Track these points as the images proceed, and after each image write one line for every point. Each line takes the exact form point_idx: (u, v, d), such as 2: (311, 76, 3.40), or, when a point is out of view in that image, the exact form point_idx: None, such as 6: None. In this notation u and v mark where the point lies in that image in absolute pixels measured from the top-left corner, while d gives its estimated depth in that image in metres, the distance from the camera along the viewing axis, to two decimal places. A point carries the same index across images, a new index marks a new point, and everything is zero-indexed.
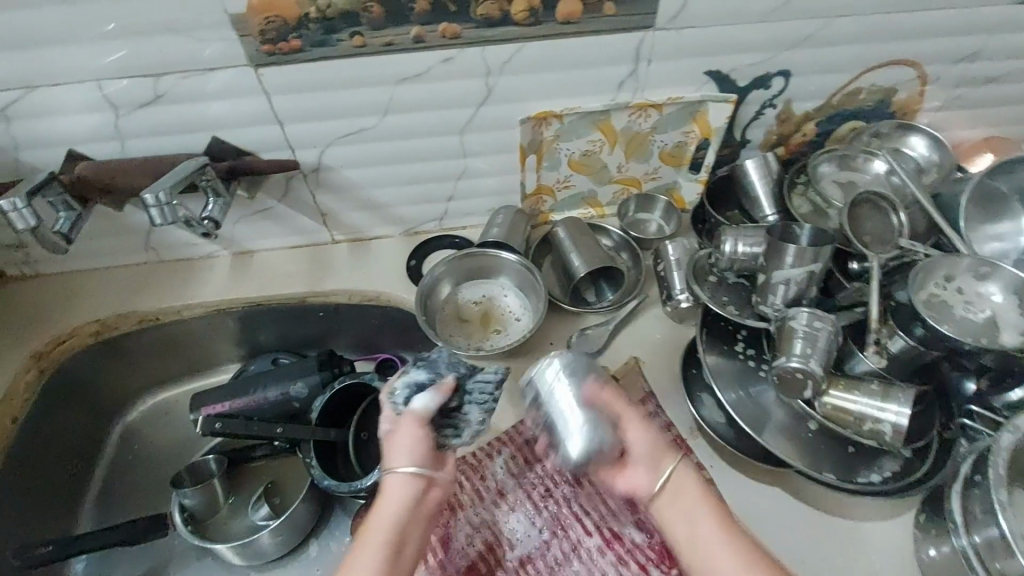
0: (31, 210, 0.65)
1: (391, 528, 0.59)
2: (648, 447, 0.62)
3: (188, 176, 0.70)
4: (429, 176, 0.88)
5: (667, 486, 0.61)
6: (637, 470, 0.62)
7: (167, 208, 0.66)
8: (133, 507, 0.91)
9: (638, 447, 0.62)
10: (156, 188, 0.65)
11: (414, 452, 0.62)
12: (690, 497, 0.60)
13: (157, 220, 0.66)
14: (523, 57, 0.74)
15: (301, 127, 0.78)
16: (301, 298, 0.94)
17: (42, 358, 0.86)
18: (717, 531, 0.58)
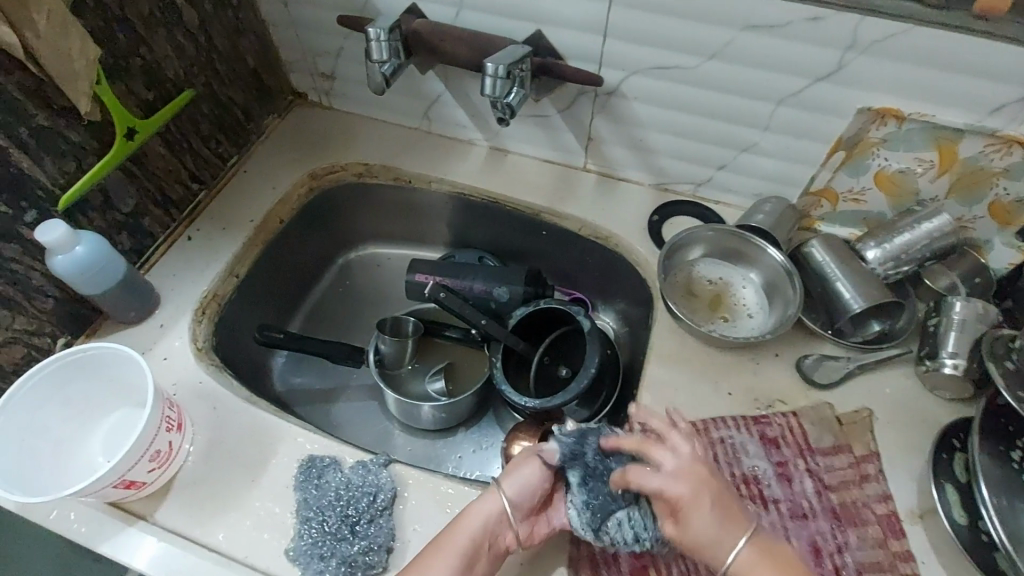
0: (387, 44, 0.74)
1: (472, 547, 0.57)
2: (687, 489, 0.56)
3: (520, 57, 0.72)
4: (714, 138, 0.82)
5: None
6: (693, 510, 0.55)
7: (500, 82, 0.71)
8: (335, 331, 1.03)
9: (692, 524, 0.55)
10: (501, 60, 0.70)
11: (519, 487, 0.61)
12: None
13: (488, 89, 0.71)
14: (903, 40, 0.64)
15: (622, 46, 0.75)
16: (535, 210, 0.95)
17: (315, 179, 0.97)
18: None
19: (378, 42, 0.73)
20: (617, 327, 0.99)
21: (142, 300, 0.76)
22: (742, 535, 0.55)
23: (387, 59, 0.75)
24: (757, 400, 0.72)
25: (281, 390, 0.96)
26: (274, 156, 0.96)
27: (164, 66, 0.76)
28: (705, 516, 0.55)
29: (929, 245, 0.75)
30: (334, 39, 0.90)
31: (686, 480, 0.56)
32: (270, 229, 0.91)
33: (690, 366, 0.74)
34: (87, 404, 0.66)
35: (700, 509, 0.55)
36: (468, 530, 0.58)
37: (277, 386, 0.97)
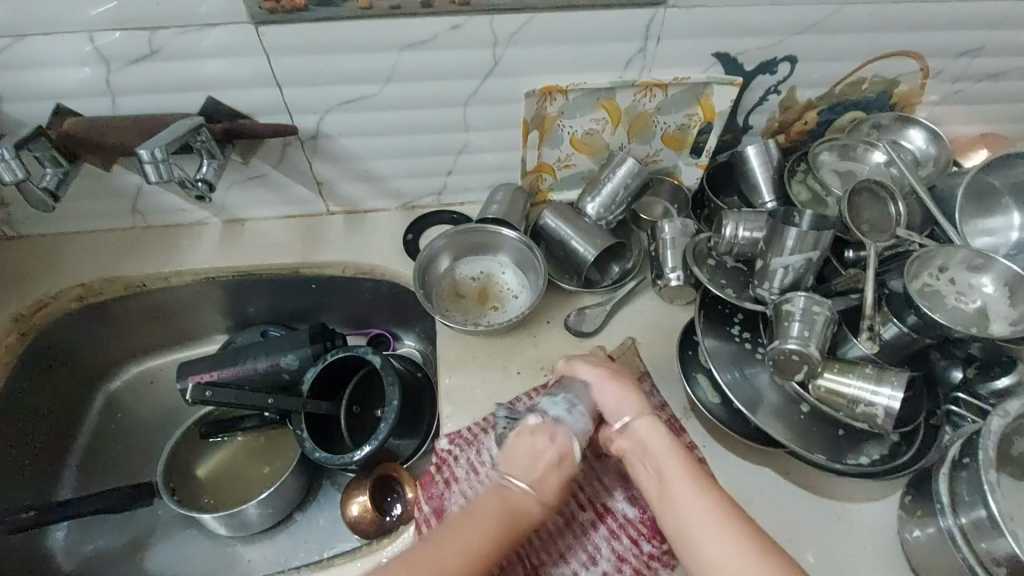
0: (17, 161, 0.64)
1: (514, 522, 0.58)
2: (614, 397, 0.66)
3: (182, 136, 0.67)
4: (428, 150, 0.87)
5: (636, 440, 0.63)
6: (650, 428, 0.63)
7: (162, 166, 0.64)
8: (123, 473, 0.91)
9: (605, 397, 0.66)
10: (161, 144, 0.64)
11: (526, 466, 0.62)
12: (659, 451, 0.62)
13: (149, 176, 0.64)
14: (533, 29, 0.72)
15: (300, 91, 0.75)
16: (293, 268, 0.92)
17: (23, 321, 0.84)
18: (681, 473, 0.59)
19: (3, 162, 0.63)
20: (422, 347, 1.00)
21: None
22: (641, 414, 0.65)
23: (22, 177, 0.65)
24: (543, 368, 0.79)
25: (70, 564, 0.84)
26: None
27: None
28: (663, 447, 0.62)
29: (627, 188, 0.86)
30: None
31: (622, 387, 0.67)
32: None
33: (478, 362, 0.78)
34: None
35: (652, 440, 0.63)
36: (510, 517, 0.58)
37: (67, 561, 0.84)
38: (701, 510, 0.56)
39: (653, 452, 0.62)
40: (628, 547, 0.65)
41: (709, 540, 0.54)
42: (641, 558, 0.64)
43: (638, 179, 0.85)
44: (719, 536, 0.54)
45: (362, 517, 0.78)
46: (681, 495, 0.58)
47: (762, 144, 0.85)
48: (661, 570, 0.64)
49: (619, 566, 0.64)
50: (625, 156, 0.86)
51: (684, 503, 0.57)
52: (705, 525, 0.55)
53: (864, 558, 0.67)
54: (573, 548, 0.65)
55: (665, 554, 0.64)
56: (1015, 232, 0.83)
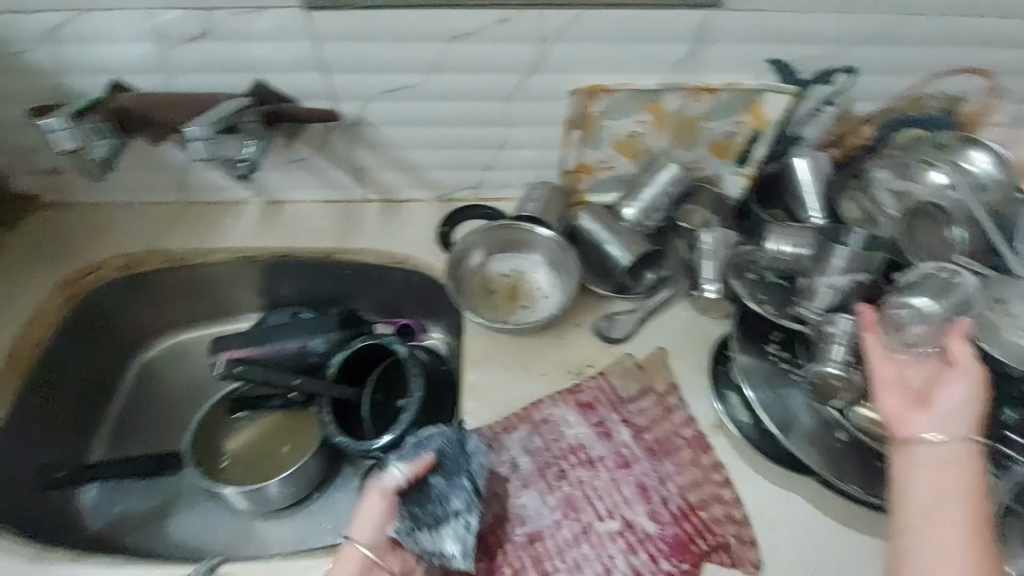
0: (78, 130, 0.68)
1: None
2: (957, 398, 0.59)
3: (226, 115, 0.69)
4: (468, 143, 0.86)
5: (941, 448, 0.57)
6: (962, 447, 0.57)
7: (200, 145, 0.66)
8: (152, 440, 0.93)
9: (955, 404, 0.59)
10: (202, 124, 0.66)
11: (374, 528, 0.62)
12: (954, 480, 0.56)
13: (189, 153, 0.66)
14: (581, 25, 0.72)
15: (346, 77, 0.76)
16: (328, 253, 0.92)
17: (70, 286, 0.87)
18: (970, 499, 0.55)
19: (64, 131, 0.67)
20: (447, 341, 1.00)
21: None
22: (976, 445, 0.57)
23: (80, 146, 0.69)
24: (568, 371, 0.77)
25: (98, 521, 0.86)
26: (17, 275, 0.86)
27: None
28: (951, 475, 0.56)
29: (670, 193, 0.85)
30: None
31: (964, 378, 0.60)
32: (27, 361, 0.82)
33: (502, 361, 0.78)
34: None
35: (958, 458, 0.57)
36: None
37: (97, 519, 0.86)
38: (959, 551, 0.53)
39: (961, 474, 0.56)
40: (646, 562, 0.63)
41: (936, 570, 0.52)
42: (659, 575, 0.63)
43: (683, 185, 0.85)
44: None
45: None
46: (944, 531, 0.54)
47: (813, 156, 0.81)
48: None
49: None
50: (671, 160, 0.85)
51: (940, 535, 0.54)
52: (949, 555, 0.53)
53: None
54: (588, 558, 0.64)
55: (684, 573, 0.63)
56: None
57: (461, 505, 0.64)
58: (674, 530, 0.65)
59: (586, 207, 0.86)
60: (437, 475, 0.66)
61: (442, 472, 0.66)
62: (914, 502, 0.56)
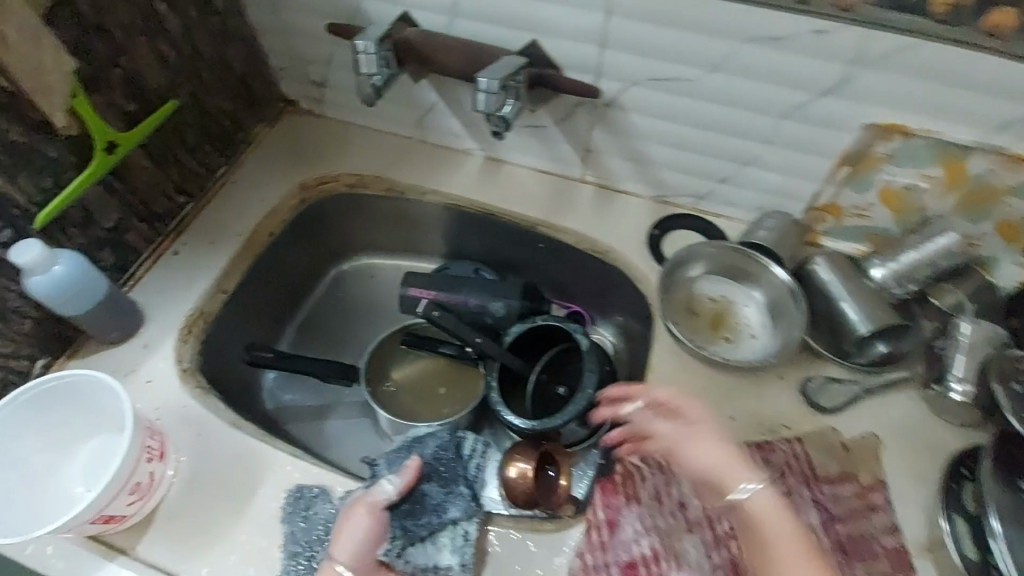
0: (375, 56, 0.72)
1: None
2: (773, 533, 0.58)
3: (511, 70, 0.70)
4: (714, 151, 0.80)
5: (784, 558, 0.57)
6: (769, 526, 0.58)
7: (490, 98, 0.67)
8: (329, 347, 1.01)
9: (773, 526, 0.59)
10: (497, 77, 0.67)
11: (353, 542, 0.61)
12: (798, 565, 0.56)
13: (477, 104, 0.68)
14: (911, 57, 0.62)
15: (622, 56, 0.72)
16: (532, 224, 0.91)
17: (306, 190, 0.94)
18: None
19: (366, 54, 0.71)
20: (615, 342, 0.96)
21: (126, 320, 0.73)
22: None
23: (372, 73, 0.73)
24: (759, 424, 0.70)
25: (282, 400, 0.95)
26: (262, 168, 0.93)
27: (147, 77, 0.74)
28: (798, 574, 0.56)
29: (935, 266, 0.72)
30: (326, 48, 0.87)
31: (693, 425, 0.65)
32: (261, 243, 0.88)
33: (691, 389, 0.72)
34: (69, 432, 0.64)
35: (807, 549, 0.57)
36: None
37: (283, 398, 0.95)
38: None
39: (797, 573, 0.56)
40: None
41: None
42: None
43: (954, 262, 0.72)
44: None
45: None
46: None
47: None
48: None
49: None
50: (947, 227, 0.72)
51: None
52: None
53: None
54: None
55: None
56: None
57: (455, 514, 0.66)
58: None
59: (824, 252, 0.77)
60: (424, 483, 0.68)
61: (437, 481, 0.69)
62: None
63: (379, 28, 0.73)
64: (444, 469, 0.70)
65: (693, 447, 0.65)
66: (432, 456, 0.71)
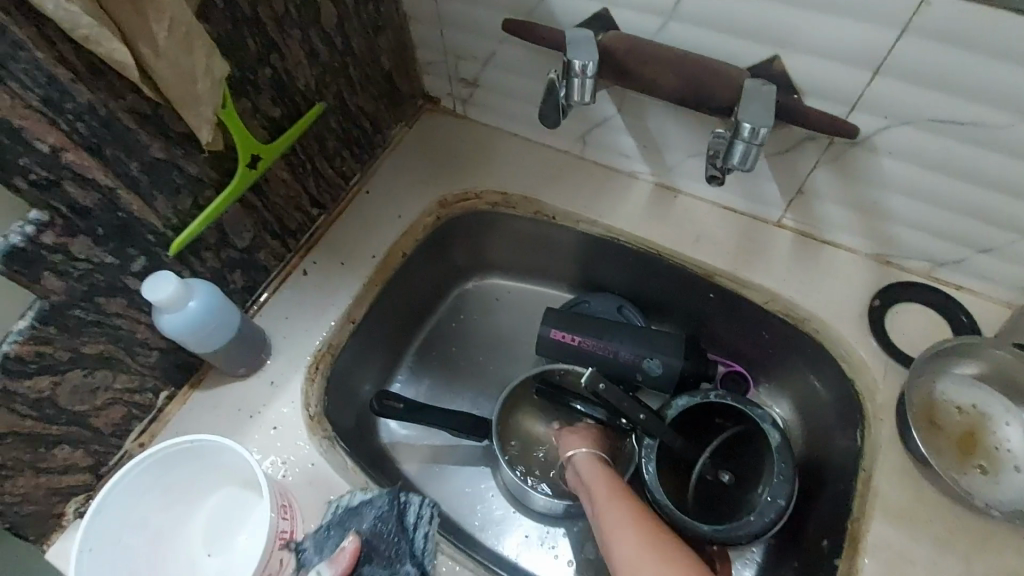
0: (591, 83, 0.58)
1: None
2: None
3: (768, 103, 0.54)
4: (984, 213, 0.61)
5: None
6: None
7: (754, 150, 0.53)
8: (447, 375, 0.89)
9: None
10: (768, 123, 0.53)
11: None
12: None
13: (741, 156, 0.53)
14: None
15: (896, 85, 0.55)
16: (710, 273, 0.76)
17: (444, 207, 0.82)
18: None
19: (585, 83, 0.57)
20: None
21: (252, 353, 0.65)
22: None
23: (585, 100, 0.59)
24: None
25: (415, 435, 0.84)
26: (398, 176, 0.82)
27: (294, 76, 0.63)
28: None
29: None
30: (488, 43, 0.73)
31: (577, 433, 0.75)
32: (394, 266, 0.77)
33: (928, 526, 0.57)
34: (193, 489, 0.57)
35: None
36: None
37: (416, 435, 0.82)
38: None
39: None
40: None
41: None
42: None
43: None
44: None
45: None
46: None
47: None
48: None
49: None
50: None
51: None
52: None
53: None
54: None
55: None
56: None
57: None
58: None
59: None
60: (364, 563, 0.57)
61: (376, 563, 0.56)
62: None
63: (585, 34, 0.58)
64: (383, 546, 0.57)
65: (573, 439, 0.75)
66: (368, 532, 0.57)
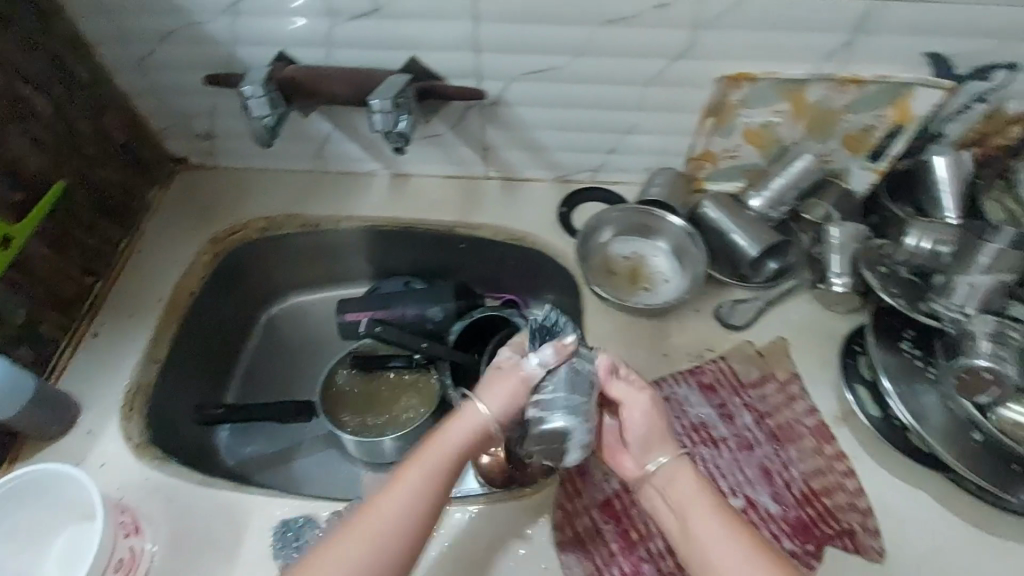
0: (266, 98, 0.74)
1: (420, 519, 0.55)
2: (644, 430, 0.62)
3: (402, 90, 0.74)
4: (597, 125, 0.87)
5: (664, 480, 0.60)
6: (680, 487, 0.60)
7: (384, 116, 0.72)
8: (278, 391, 1.00)
9: (671, 474, 0.61)
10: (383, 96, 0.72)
11: (495, 399, 0.63)
12: (683, 489, 0.59)
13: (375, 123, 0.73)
14: (741, 12, 0.70)
15: (493, 57, 0.78)
16: (450, 227, 0.96)
17: (218, 243, 0.94)
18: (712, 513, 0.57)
19: (257, 99, 0.74)
20: None
21: (58, 412, 0.72)
22: (670, 453, 0.62)
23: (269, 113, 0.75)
24: (688, 354, 0.79)
25: (565, 369, 0.61)
26: (166, 231, 0.93)
27: (25, 164, 0.75)
28: (688, 480, 0.60)
29: (798, 188, 0.84)
30: (206, 99, 0.88)
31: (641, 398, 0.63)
32: (182, 305, 0.89)
33: (623, 337, 0.81)
34: (39, 529, 0.64)
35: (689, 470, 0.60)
36: (414, 515, 0.55)
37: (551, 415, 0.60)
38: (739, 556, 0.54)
39: (679, 487, 0.60)
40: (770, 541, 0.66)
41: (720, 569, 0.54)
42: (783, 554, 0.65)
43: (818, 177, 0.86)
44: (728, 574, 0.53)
45: None
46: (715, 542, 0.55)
47: (958, 155, 0.79)
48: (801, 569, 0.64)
49: None
50: (802, 151, 0.84)
51: (699, 530, 0.56)
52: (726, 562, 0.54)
53: None
54: None
55: (808, 555, 0.65)
56: None
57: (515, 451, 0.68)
58: (799, 513, 0.67)
59: (710, 197, 0.87)
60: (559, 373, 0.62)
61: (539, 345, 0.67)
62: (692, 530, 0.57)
63: (261, 71, 0.76)
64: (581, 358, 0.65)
65: (634, 412, 0.63)
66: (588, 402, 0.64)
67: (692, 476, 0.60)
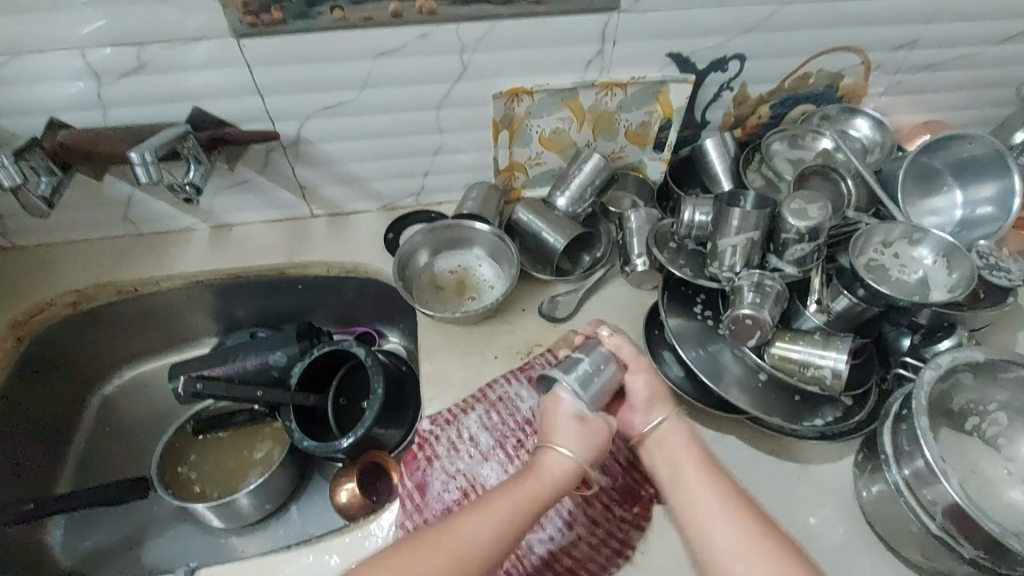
0: (14, 166, 0.69)
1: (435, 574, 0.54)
2: (646, 393, 0.69)
3: (169, 143, 0.72)
4: (404, 151, 0.90)
5: (658, 434, 0.67)
6: (669, 440, 0.66)
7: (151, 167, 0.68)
8: (120, 472, 0.93)
9: (666, 433, 0.67)
10: (148, 149, 0.68)
11: (579, 440, 0.64)
12: (678, 444, 0.66)
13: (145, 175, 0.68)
14: (497, 34, 0.76)
15: (279, 100, 0.79)
16: (280, 270, 0.95)
17: (20, 327, 0.87)
18: (697, 469, 0.63)
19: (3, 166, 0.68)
20: (406, 342, 1.04)
21: None
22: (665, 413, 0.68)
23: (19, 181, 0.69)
24: (518, 352, 0.83)
25: None
26: None
27: None
28: (681, 438, 0.66)
29: (594, 183, 0.90)
30: None
31: (643, 372, 0.70)
32: None
33: (456, 348, 0.83)
34: None
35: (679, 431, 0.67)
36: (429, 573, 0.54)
37: None
38: (719, 502, 0.59)
39: (670, 442, 0.66)
40: (601, 511, 0.71)
41: (710, 514, 0.59)
42: (614, 520, 0.70)
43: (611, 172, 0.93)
44: (720, 519, 0.58)
45: (350, 504, 0.82)
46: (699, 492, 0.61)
47: (719, 135, 0.91)
48: (631, 531, 0.69)
49: (593, 529, 0.70)
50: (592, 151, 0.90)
51: (692, 480, 0.62)
52: (715, 510, 0.59)
53: (823, 517, 0.72)
54: (549, 513, 0.71)
55: (635, 517, 0.70)
56: (958, 210, 0.89)
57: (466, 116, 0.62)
58: (625, 479, 0.73)
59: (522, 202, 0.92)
60: None
61: None
62: (685, 479, 0.62)
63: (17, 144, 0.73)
64: None
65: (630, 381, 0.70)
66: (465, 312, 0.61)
67: (688, 442, 0.66)
